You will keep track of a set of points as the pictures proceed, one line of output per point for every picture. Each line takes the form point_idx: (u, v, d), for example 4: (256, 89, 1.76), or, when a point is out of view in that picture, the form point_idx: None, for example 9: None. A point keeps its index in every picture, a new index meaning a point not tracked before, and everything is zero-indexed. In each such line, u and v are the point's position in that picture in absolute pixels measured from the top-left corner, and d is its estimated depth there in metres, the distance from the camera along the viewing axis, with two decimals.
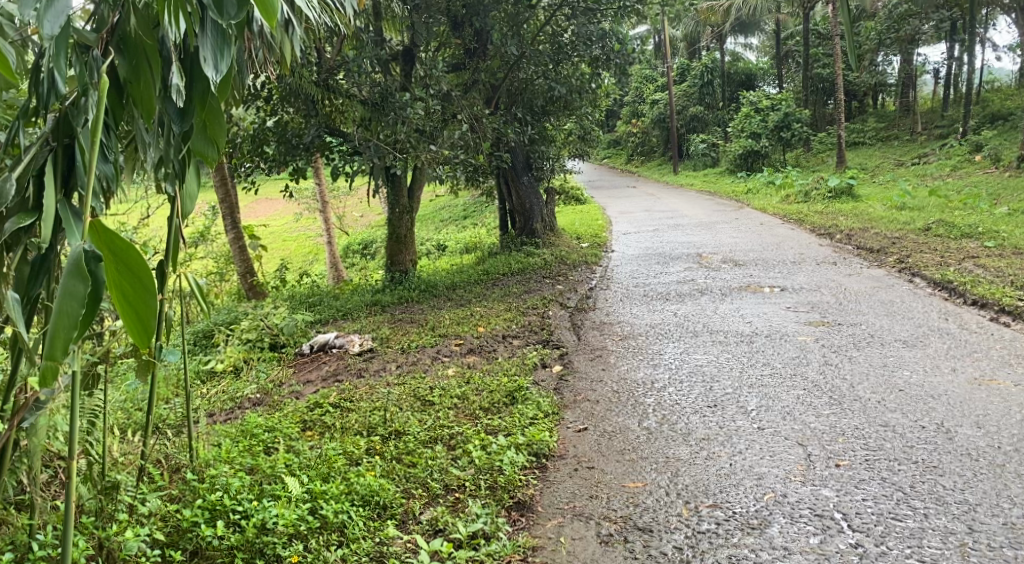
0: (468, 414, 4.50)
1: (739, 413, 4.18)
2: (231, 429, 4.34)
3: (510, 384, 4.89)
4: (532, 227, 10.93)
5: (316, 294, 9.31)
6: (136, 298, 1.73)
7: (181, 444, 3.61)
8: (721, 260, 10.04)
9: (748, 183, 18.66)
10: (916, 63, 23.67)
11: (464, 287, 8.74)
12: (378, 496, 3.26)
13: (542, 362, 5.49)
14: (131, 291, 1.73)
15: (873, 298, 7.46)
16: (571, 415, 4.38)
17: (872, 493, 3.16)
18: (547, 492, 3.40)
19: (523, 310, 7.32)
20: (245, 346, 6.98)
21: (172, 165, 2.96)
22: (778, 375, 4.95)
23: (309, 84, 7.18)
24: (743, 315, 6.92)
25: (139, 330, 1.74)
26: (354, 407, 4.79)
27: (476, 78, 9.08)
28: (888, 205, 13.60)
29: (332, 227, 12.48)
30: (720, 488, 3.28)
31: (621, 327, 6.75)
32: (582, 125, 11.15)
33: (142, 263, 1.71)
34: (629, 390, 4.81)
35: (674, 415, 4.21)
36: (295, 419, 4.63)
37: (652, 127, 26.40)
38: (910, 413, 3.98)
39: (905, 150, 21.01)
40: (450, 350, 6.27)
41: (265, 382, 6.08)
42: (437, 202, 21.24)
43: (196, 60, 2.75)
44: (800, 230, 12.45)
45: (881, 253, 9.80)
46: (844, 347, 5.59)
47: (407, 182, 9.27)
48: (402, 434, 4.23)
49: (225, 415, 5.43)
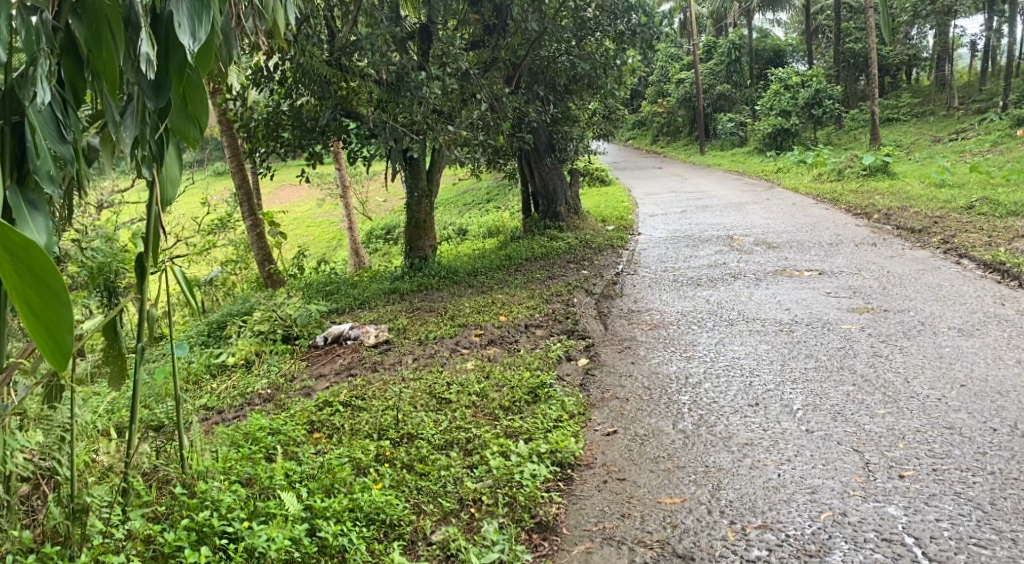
0: (487, 414, 4.17)
1: (783, 413, 3.80)
2: (234, 431, 4.04)
3: (532, 380, 4.55)
4: (556, 210, 10.52)
5: (333, 282, 9.00)
6: (45, 311, 1.68)
7: (172, 452, 3.30)
8: (753, 242, 9.62)
9: (778, 162, 18.10)
10: (953, 35, 22.87)
11: (486, 274, 8.38)
12: (384, 513, 2.95)
13: (567, 355, 5.14)
14: (39, 304, 1.67)
15: (918, 282, 6.98)
16: (599, 416, 4.03)
17: (946, 513, 2.79)
18: (573, 510, 3.06)
19: (546, 298, 6.95)
20: (258, 339, 6.68)
21: (149, 147, 2.69)
22: (823, 368, 4.56)
23: (320, 65, 6.84)
24: (780, 302, 6.51)
25: (52, 347, 1.70)
26: (366, 405, 4.48)
27: (496, 55, 8.66)
28: (925, 182, 13.07)
29: (352, 214, 12.17)
30: (769, 506, 2.92)
31: (650, 315, 6.38)
32: (606, 104, 10.71)
33: (59, 278, 1.65)
34: (661, 387, 4.44)
35: (711, 416, 3.83)
36: (302, 420, 4.32)
37: (678, 106, 25.77)
38: (978, 414, 3.58)
39: (942, 125, 20.31)
40: (469, 342, 5.93)
41: (276, 377, 5.80)
42: (460, 186, 20.85)
43: (166, 26, 2.48)
44: (835, 209, 11.95)
45: (923, 234, 9.29)
46: (893, 336, 5.18)
47: (426, 165, 8.93)
48: (415, 437, 3.91)
49: (235, 414, 5.14)
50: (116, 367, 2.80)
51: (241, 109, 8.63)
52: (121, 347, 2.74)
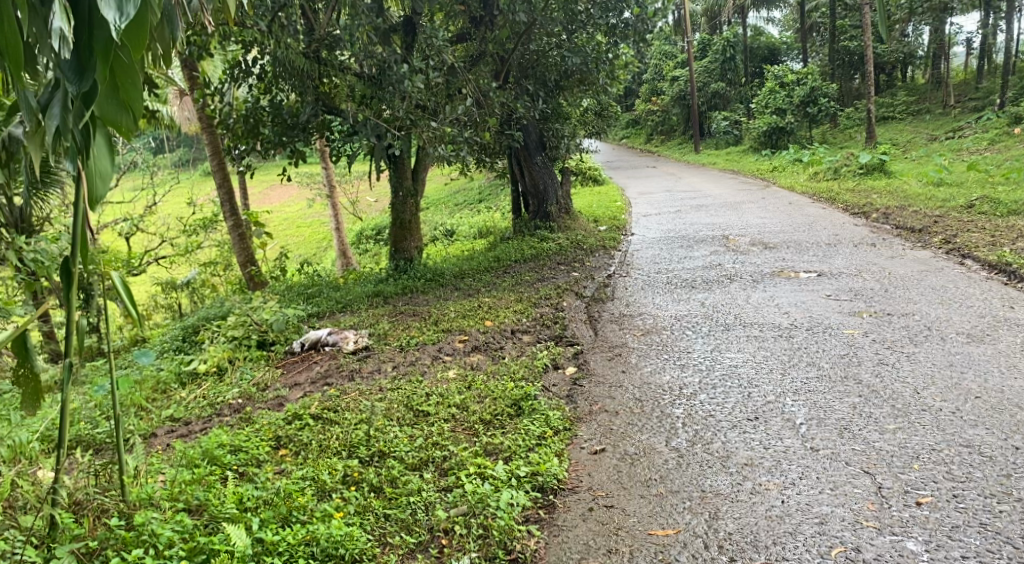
0: (466, 430, 3.89)
1: (787, 429, 3.52)
2: (192, 449, 3.73)
3: (515, 391, 4.25)
4: (546, 210, 10.16)
5: (315, 285, 8.68)
6: None
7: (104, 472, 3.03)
8: (749, 242, 9.34)
9: (773, 161, 17.82)
10: (949, 33, 22.59)
11: (473, 276, 8.07)
12: (344, 548, 2.75)
13: (554, 363, 4.84)
14: None
15: (922, 284, 6.70)
16: (586, 432, 3.73)
17: (972, 548, 2.58)
18: (555, 545, 2.83)
19: (534, 301, 6.65)
20: (231, 345, 6.33)
21: (74, 137, 2.40)
22: (826, 378, 4.27)
23: (298, 58, 6.52)
24: (778, 305, 6.22)
25: None
26: (338, 419, 4.18)
27: (484, 50, 8.36)
28: (923, 181, 12.79)
29: (339, 215, 11.85)
30: (774, 539, 2.70)
31: (643, 320, 6.07)
32: (598, 101, 10.43)
33: None
34: (654, 399, 4.14)
35: (708, 432, 3.55)
36: (267, 435, 4.03)
37: (673, 105, 25.45)
38: (997, 429, 3.31)
39: (938, 124, 20.04)
40: (452, 349, 5.63)
41: (248, 386, 5.48)
42: (452, 186, 20.51)
43: (90, 3, 2.26)
44: (833, 208, 11.66)
45: (923, 233, 9.02)
46: (899, 342, 4.90)
47: (411, 163, 8.64)
48: (388, 455, 3.62)
49: (202, 428, 4.83)
50: (29, 390, 2.84)
51: (219, 105, 8.30)
52: (32, 368, 2.77)
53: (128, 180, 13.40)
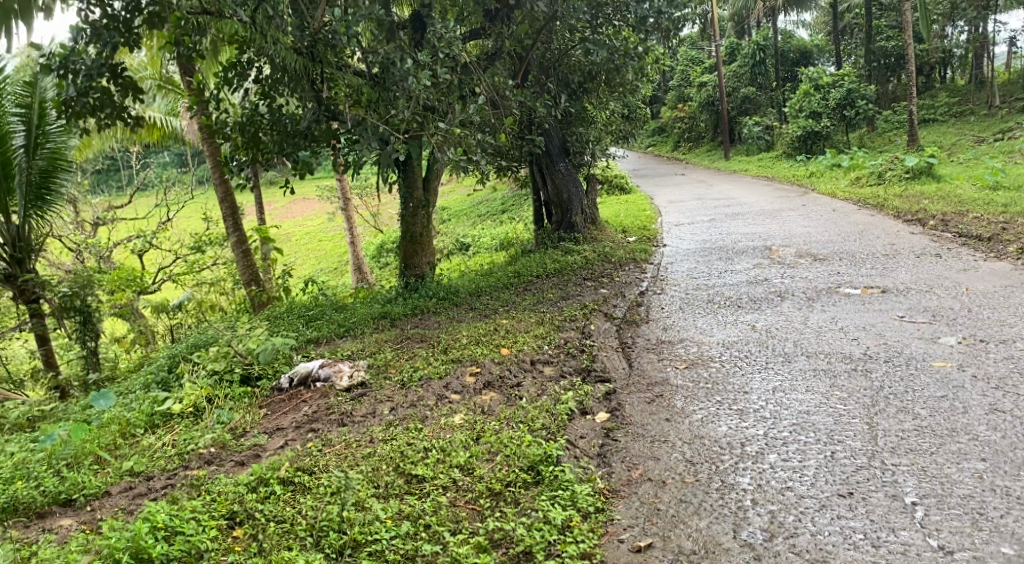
0: (469, 504, 3.10)
1: (896, 512, 2.89)
2: (118, 536, 2.97)
3: (532, 449, 3.38)
4: (570, 220, 9.23)
5: (319, 306, 7.87)
6: None
7: None
8: (795, 253, 8.42)
9: (809, 167, 16.76)
10: (990, 31, 21.32)
11: (490, 294, 7.24)
12: None
13: (581, 408, 3.95)
14: None
15: (1012, 302, 5.72)
16: (624, 514, 3.04)
17: None
18: None
19: (558, 325, 5.76)
20: (212, 380, 5.47)
21: None
22: (929, 431, 3.37)
23: (290, 55, 5.67)
24: (844, 330, 5.27)
25: None
26: (311, 486, 3.31)
27: (500, 46, 7.54)
28: (978, 184, 11.69)
29: (355, 230, 10.99)
30: None
31: (685, 349, 5.13)
32: (626, 104, 9.51)
33: None
34: (712, 459, 3.31)
35: (790, 516, 2.92)
36: (219, 510, 3.17)
37: (700, 110, 24.34)
38: None
39: (983, 126, 18.83)
40: (461, 385, 4.75)
41: (223, 432, 4.62)
42: (473, 196, 19.58)
43: None
44: (882, 215, 10.62)
45: (993, 242, 8.00)
46: (1010, 379, 3.96)
47: (421, 170, 7.82)
48: (365, 547, 2.88)
49: (165, 489, 4.01)
50: None
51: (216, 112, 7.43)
52: None
53: (138, 198, 12.68)
